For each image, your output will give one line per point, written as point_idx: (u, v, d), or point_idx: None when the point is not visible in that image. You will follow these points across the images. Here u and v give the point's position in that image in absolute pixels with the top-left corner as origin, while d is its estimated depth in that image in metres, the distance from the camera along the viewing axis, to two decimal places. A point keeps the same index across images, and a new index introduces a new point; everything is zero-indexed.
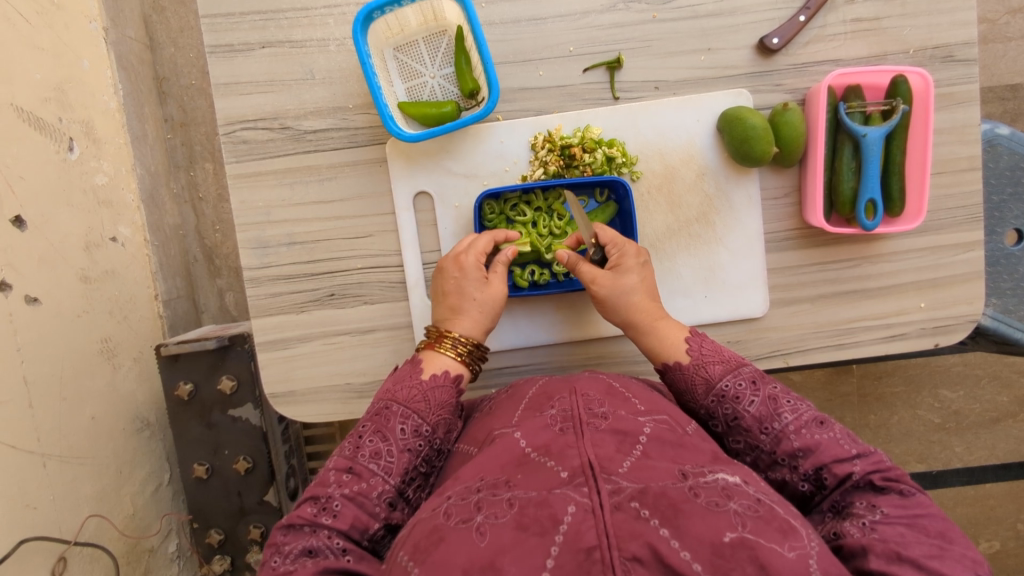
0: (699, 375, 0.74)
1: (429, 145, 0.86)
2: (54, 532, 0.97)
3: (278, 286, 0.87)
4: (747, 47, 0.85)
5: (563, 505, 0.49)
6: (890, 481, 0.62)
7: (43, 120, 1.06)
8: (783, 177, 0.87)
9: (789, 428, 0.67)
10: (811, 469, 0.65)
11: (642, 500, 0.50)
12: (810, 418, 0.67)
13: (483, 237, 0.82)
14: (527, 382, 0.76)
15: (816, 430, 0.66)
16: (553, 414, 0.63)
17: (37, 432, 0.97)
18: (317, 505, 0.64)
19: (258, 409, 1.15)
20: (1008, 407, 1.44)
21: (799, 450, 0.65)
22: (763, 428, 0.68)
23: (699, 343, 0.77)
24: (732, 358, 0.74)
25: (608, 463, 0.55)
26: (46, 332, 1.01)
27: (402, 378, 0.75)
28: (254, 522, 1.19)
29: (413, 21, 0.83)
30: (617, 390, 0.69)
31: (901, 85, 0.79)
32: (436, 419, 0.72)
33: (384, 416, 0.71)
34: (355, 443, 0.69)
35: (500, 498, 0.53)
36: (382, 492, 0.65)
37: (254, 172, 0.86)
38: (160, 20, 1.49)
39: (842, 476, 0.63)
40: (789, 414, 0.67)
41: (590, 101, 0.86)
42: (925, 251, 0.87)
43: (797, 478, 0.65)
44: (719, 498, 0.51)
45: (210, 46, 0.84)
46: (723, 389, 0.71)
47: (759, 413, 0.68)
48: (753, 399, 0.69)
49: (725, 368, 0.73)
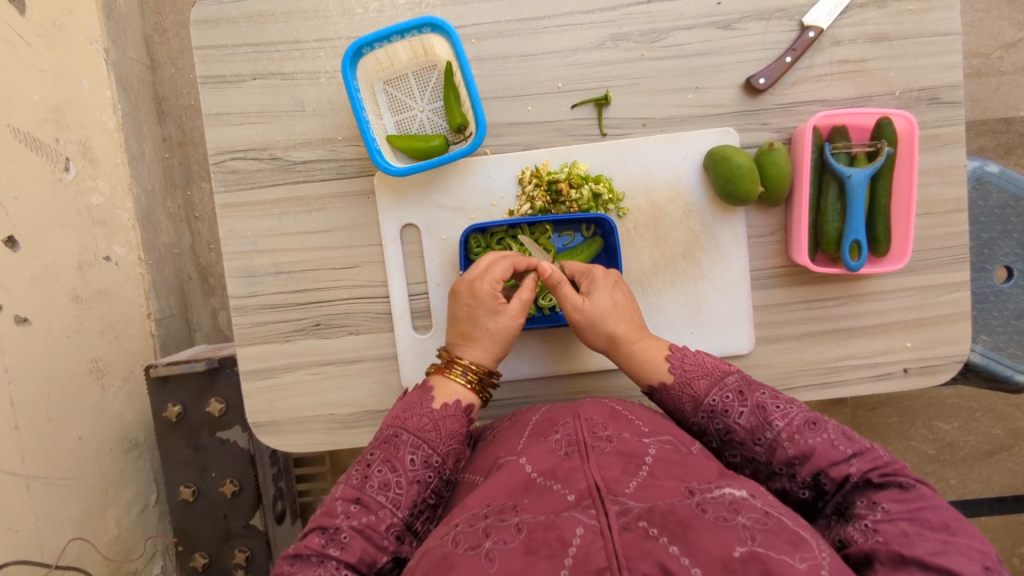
0: (686, 393, 0.75)
1: (417, 178, 0.86)
2: (36, 555, 0.97)
3: (265, 315, 0.88)
4: (734, 86, 0.85)
5: (572, 527, 0.50)
6: (888, 477, 0.62)
7: (39, 141, 1.07)
8: (768, 216, 0.87)
9: (781, 436, 0.68)
10: (809, 475, 0.65)
11: (651, 519, 0.50)
12: (801, 421, 0.68)
13: (503, 261, 0.81)
14: (530, 411, 0.77)
15: (809, 434, 0.67)
16: (557, 439, 0.64)
17: (21, 454, 0.96)
18: (325, 536, 0.64)
19: (245, 432, 1.14)
20: (1002, 439, 1.43)
21: (794, 457, 0.66)
22: (757, 439, 0.69)
23: (681, 358, 0.77)
24: (718, 370, 0.75)
25: (614, 485, 0.55)
26: (35, 353, 1.01)
27: (412, 406, 0.75)
28: (239, 546, 1.18)
29: (403, 56, 0.84)
30: (620, 413, 0.70)
31: (886, 127, 0.80)
32: (446, 449, 0.72)
33: (393, 445, 0.70)
34: (363, 472, 0.69)
35: (508, 523, 0.53)
36: (390, 525, 0.66)
37: (243, 201, 0.86)
38: (161, 42, 1.51)
39: (839, 479, 0.64)
40: (780, 421, 0.68)
41: (577, 137, 0.87)
42: (911, 290, 0.87)
43: (796, 485, 0.66)
44: (726, 512, 0.51)
45: (203, 77, 0.85)
46: (711, 404, 0.72)
47: (750, 424, 0.70)
48: (742, 411, 0.71)
49: (711, 382, 0.74)
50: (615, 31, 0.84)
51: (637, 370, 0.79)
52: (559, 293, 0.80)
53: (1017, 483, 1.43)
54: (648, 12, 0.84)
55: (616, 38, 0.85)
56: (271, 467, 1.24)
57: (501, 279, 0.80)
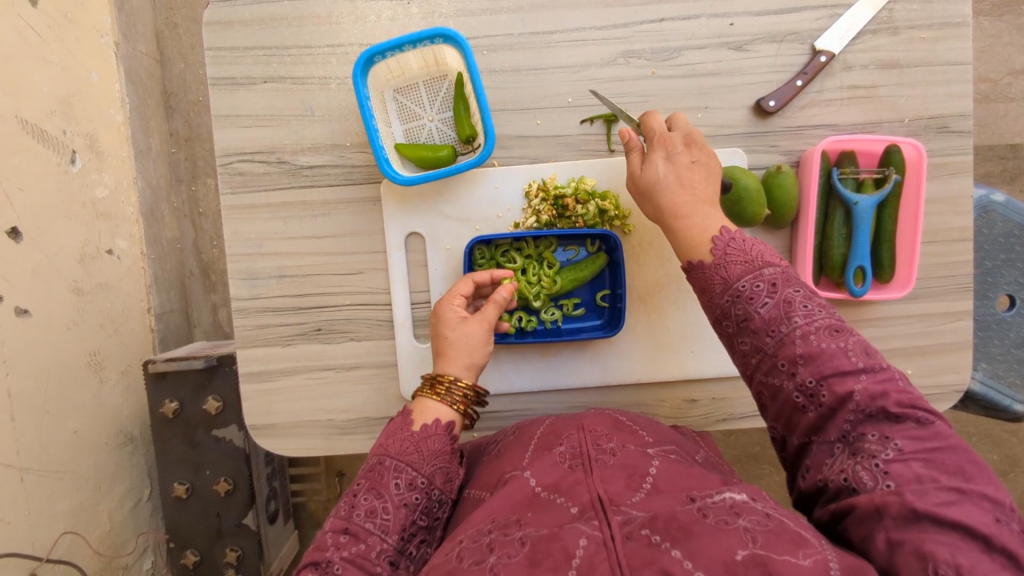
0: (718, 275, 0.64)
1: (423, 187, 0.86)
2: (27, 548, 0.97)
3: (266, 318, 0.87)
4: (744, 107, 0.85)
5: (575, 539, 0.50)
6: (907, 409, 0.52)
7: (47, 133, 1.07)
8: (774, 238, 0.87)
9: (796, 333, 0.57)
10: (813, 380, 0.55)
11: (653, 526, 0.50)
12: (825, 325, 0.57)
13: (468, 281, 0.81)
14: (533, 423, 0.77)
15: (826, 338, 0.56)
16: (561, 452, 0.64)
17: (16, 445, 0.96)
18: (317, 571, 0.63)
19: (242, 431, 1.14)
20: (998, 465, 1.43)
21: (802, 356, 0.56)
22: (771, 330, 0.58)
23: (727, 241, 0.65)
24: (758, 258, 0.63)
25: (618, 497, 0.55)
26: (34, 345, 1.01)
27: (393, 431, 0.73)
28: (230, 545, 1.18)
29: (414, 65, 0.84)
30: (623, 424, 0.70)
31: (895, 154, 0.80)
32: (431, 469, 0.71)
33: (378, 471, 0.69)
34: (350, 502, 0.67)
35: (512, 537, 0.53)
36: (381, 551, 0.65)
37: (248, 204, 0.86)
38: (172, 37, 1.51)
39: (842, 394, 0.54)
40: (801, 318, 0.58)
41: (586, 152, 0.87)
42: (914, 317, 0.87)
43: (794, 387, 0.56)
44: (728, 515, 0.50)
45: (213, 78, 0.85)
46: (739, 289, 0.62)
47: (770, 316, 0.59)
48: (767, 300, 0.60)
49: (747, 268, 0.63)
50: (627, 48, 0.84)
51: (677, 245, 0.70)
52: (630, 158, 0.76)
53: None
54: (660, 30, 0.84)
55: (628, 54, 0.85)
56: (265, 466, 1.25)
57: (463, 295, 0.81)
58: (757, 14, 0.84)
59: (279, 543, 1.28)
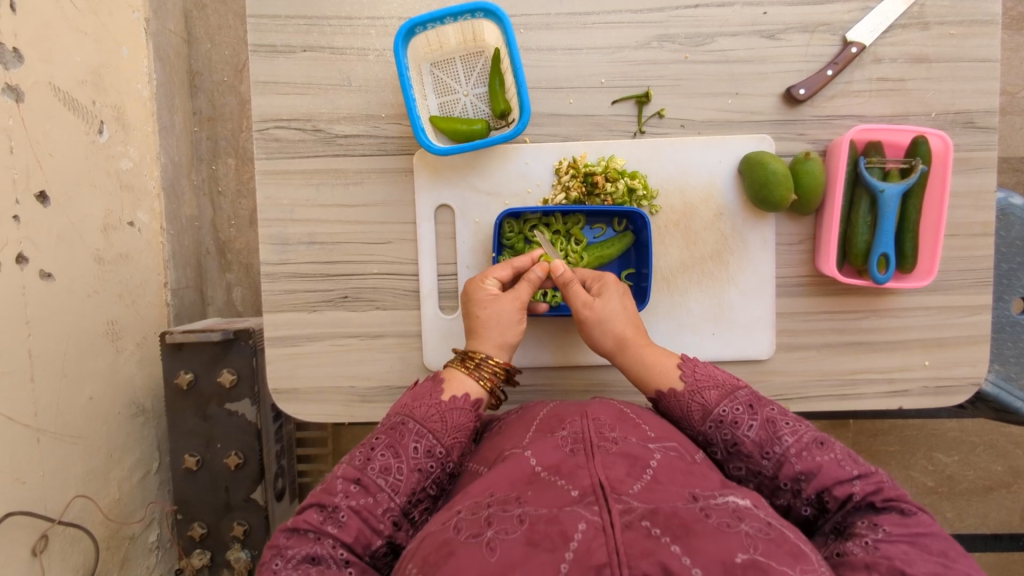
0: (695, 402, 0.73)
1: (456, 161, 0.88)
2: (40, 509, 0.96)
3: (294, 284, 0.89)
4: (774, 95, 0.87)
5: (574, 522, 0.50)
6: (891, 502, 0.61)
7: (77, 102, 1.08)
8: (799, 225, 0.88)
9: (790, 452, 0.66)
10: (814, 493, 0.64)
11: (654, 519, 0.49)
12: (810, 439, 0.67)
13: (503, 266, 0.83)
14: (538, 405, 0.76)
15: (817, 452, 0.66)
16: (564, 435, 0.63)
17: (35, 407, 0.96)
18: (323, 513, 0.65)
19: (255, 405, 1.14)
20: (1002, 476, 1.43)
21: (801, 474, 0.65)
22: (764, 453, 0.68)
23: (692, 368, 0.76)
24: (727, 383, 0.73)
25: (619, 485, 0.54)
26: (55, 308, 1.01)
27: (422, 395, 0.75)
28: (237, 519, 1.17)
29: (453, 39, 0.85)
30: (628, 416, 0.69)
31: (922, 145, 0.81)
32: (451, 441, 0.71)
33: (398, 431, 0.71)
34: (367, 454, 0.69)
35: (510, 514, 0.53)
36: (387, 509, 0.66)
37: (282, 170, 0.88)
38: (200, 17, 1.53)
39: (842, 498, 0.63)
40: (789, 436, 0.67)
41: (616, 133, 0.88)
42: (933, 309, 0.88)
43: (800, 502, 0.66)
44: (730, 519, 0.51)
45: (254, 45, 0.86)
46: (721, 414, 0.71)
47: (759, 438, 0.68)
48: (751, 424, 0.69)
49: (721, 393, 0.73)
50: (662, 32, 0.86)
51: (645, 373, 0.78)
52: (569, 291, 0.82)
53: (1013, 521, 1.43)
54: (694, 16, 0.86)
55: (662, 39, 0.86)
56: (276, 443, 1.23)
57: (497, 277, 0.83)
58: (790, 4, 0.85)
59: (286, 519, 1.28)
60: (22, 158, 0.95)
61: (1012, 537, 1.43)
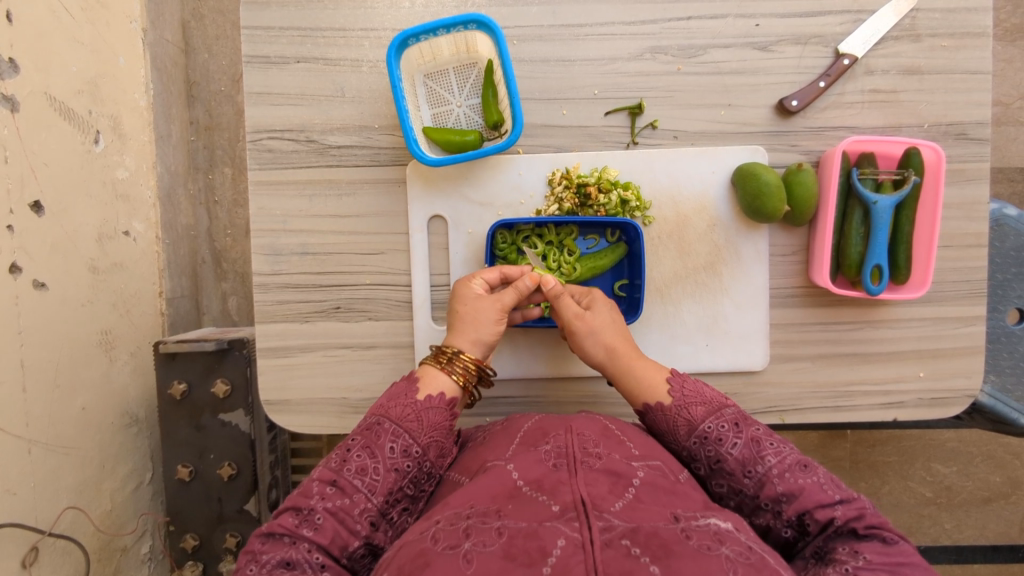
0: (682, 416, 0.73)
1: (449, 170, 0.88)
2: (30, 520, 0.95)
3: (287, 294, 0.88)
4: (767, 106, 0.87)
5: (553, 538, 0.49)
6: (873, 530, 0.60)
7: (73, 111, 1.08)
8: (792, 236, 0.88)
9: (772, 472, 0.66)
10: (794, 514, 0.64)
11: (634, 538, 0.49)
12: (794, 461, 0.67)
13: (492, 269, 0.83)
14: (522, 416, 0.76)
15: (800, 475, 0.65)
16: (547, 450, 0.63)
17: (27, 417, 0.96)
18: (299, 516, 0.64)
19: (248, 415, 1.13)
20: (1000, 487, 1.42)
21: (783, 494, 0.65)
22: (747, 471, 0.67)
23: (681, 383, 0.75)
24: (714, 400, 0.73)
25: (601, 502, 0.54)
26: (48, 318, 1.01)
27: (396, 395, 0.74)
28: (230, 531, 1.16)
29: (446, 50, 0.86)
30: (612, 432, 0.69)
31: (914, 156, 0.81)
32: (427, 441, 0.71)
33: (374, 432, 0.70)
34: (342, 456, 0.69)
35: (490, 526, 0.52)
36: (364, 510, 0.66)
37: (276, 180, 0.87)
38: (198, 27, 1.53)
39: (824, 521, 0.62)
40: (772, 457, 0.67)
41: (609, 144, 0.88)
42: (928, 320, 0.88)
43: (780, 523, 0.65)
44: (711, 541, 0.50)
45: (248, 56, 0.86)
46: (706, 430, 0.70)
47: (742, 456, 0.68)
48: (736, 442, 0.69)
49: (707, 410, 0.72)
50: (654, 43, 0.86)
51: (631, 388, 0.78)
52: (559, 305, 0.82)
53: (1012, 532, 1.42)
54: (687, 28, 0.86)
55: (655, 50, 0.86)
56: (270, 454, 1.22)
57: (489, 281, 0.83)
58: (783, 16, 0.86)
59: None
60: (16, 168, 0.94)
61: (1010, 549, 1.42)
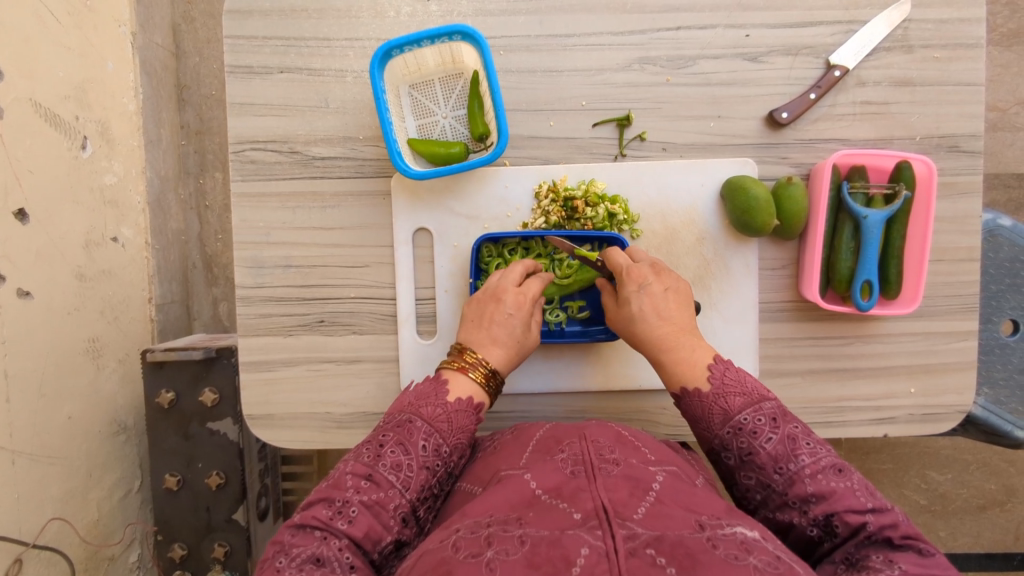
0: (718, 404, 0.70)
1: (435, 183, 0.86)
2: (13, 532, 0.94)
3: (270, 307, 0.87)
4: (757, 118, 0.86)
5: (577, 547, 0.47)
6: (909, 540, 0.58)
7: (59, 118, 1.07)
8: (782, 249, 0.87)
9: (804, 471, 0.64)
10: (822, 515, 0.62)
11: (659, 548, 0.47)
12: (829, 464, 0.65)
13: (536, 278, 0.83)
14: (533, 425, 0.75)
15: (833, 478, 0.64)
16: (563, 458, 0.62)
17: (10, 428, 0.94)
18: (332, 509, 0.63)
19: (236, 425, 1.12)
20: (995, 495, 1.41)
21: (812, 495, 0.63)
22: (778, 467, 0.65)
23: (722, 371, 0.73)
24: (756, 391, 0.71)
25: (623, 509, 0.53)
26: (33, 327, 0.99)
27: (425, 394, 0.73)
28: (218, 541, 1.14)
29: (432, 61, 0.85)
30: (626, 439, 0.68)
31: (905, 171, 0.80)
32: (456, 442, 0.71)
33: (406, 429, 0.69)
34: (376, 451, 0.68)
35: (511, 534, 0.51)
36: (398, 506, 0.65)
37: (258, 192, 0.86)
38: (188, 30, 1.51)
39: (855, 526, 0.60)
40: (807, 457, 0.65)
41: (597, 155, 0.87)
42: (918, 335, 0.87)
43: (806, 522, 0.63)
44: (738, 551, 0.48)
45: (230, 66, 0.85)
46: (741, 422, 0.68)
47: (776, 452, 0.66)
48: (770, 436, 0.67)
49: (746, 400, 0.70)
50: (643, 54, 0.85)
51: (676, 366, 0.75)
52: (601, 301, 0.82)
53: (1008, 540, 1.41)
54: (676, 38, 0.85)
55: (643, 61, 0.85)
56: (259, 462, 1.22)
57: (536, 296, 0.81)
58: (773, 27, 0.85)
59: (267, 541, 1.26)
60: None
61: None
